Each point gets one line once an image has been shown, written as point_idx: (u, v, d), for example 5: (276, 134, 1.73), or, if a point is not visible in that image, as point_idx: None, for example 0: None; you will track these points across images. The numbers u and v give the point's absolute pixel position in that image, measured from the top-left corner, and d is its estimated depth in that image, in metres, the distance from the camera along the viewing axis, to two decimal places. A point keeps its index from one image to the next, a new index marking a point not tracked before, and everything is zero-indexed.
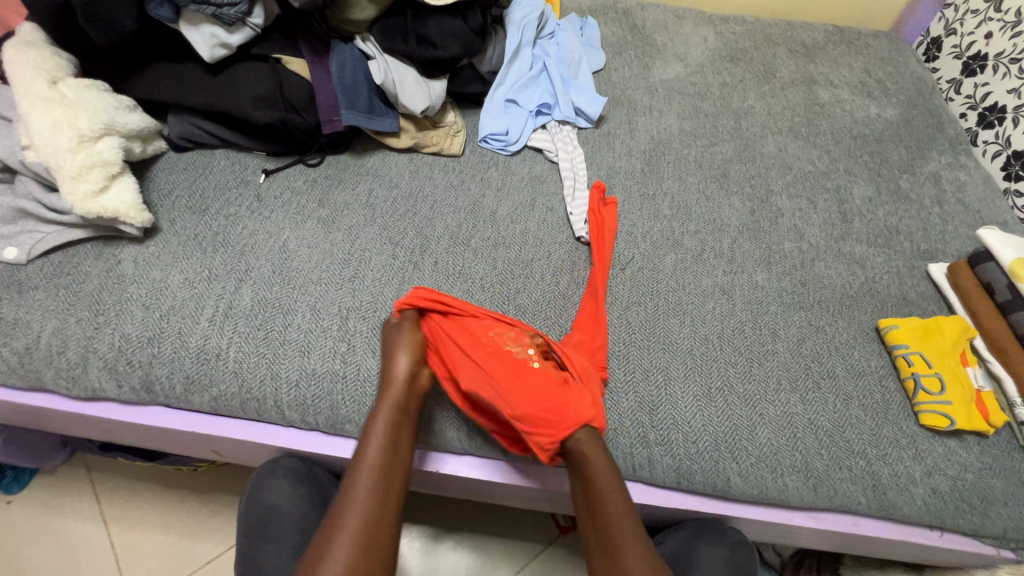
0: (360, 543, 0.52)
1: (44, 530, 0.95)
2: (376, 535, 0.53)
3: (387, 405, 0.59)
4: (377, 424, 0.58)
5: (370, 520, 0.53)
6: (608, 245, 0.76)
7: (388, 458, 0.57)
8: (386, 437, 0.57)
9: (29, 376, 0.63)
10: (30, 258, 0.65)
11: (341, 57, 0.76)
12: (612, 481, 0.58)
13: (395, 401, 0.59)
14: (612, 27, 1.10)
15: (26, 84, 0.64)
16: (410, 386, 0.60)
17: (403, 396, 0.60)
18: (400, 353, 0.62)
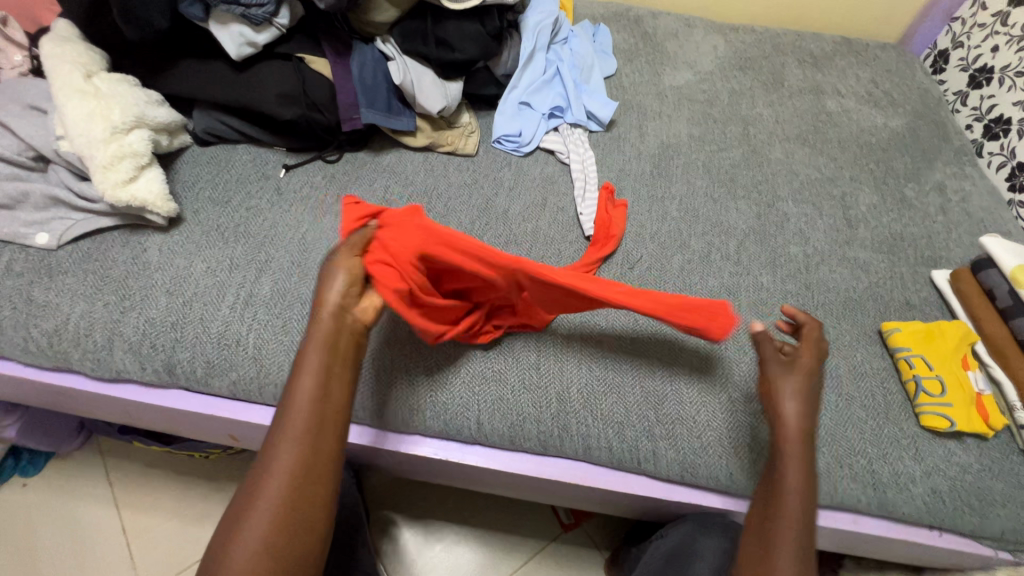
0: (287, 503, 0.45)
1: (58, 512, 0.98)
2: (303, 493, 0.45)
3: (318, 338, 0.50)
4: (307, 364, 0.49)
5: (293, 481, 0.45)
6: (613, 244, 0.78)
7: (313, 407, 0.48)
8: (314, 380, 0.49)
9: (56, 357, 0.65)
10: (60, 244, 0.68)
11: (362, 58, 0.79)
12: (796, 467, 0.55)
13: (325, 337, 0.50)
14: (624, 34, 1.12)
15: (62, 77, 0.67)
16: (357, 317, 0.52)
17: (335, 325, 0.51)
18: (337, 276, 0.52)
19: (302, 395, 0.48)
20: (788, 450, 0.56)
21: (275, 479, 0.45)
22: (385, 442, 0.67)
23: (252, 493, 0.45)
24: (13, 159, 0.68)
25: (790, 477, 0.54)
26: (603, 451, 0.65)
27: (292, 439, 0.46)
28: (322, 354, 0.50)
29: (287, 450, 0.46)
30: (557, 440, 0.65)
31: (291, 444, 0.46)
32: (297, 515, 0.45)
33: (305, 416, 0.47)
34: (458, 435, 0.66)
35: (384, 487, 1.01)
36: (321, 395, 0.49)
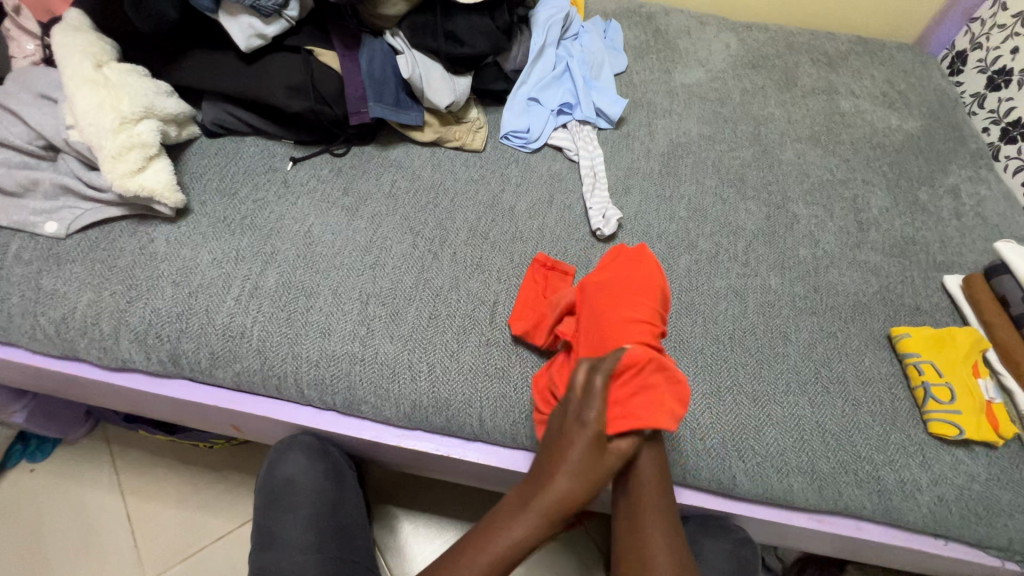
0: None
1: (66, 498, 0.99)
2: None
3: (553, 487, 0.58)
4: (536, 505, 0.59)
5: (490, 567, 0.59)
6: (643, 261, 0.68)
7: (530, 543, 0.59)
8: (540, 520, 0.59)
9: (63, 345, 0.66)
10: (68, 233, 0.68)
11: (371, 51, 0.78)
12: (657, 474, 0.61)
13: (547, 500, 0.58)
14: (635, 30, 1.11)
15: (72, 66, 0.67)
16: (583, 488, 0.58)
17: (562, 486, 0.58)
18: (572, 452, 0.58)
19: (520, 526, 0.59)
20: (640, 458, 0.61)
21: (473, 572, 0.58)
22: (387, 436, 0.68)
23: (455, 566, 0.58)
24: (24, 148, 0.69)
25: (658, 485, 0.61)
26: None
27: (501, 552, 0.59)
28: (551, 501, 0.58)
29: (497, 554, 0.59)
30: None
31: (505, 549, 0.59)
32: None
33: (519, 537, 0.59)
34: (460, 431, 0.66)
35: (385, 481, 1.01)
36: (534, 536, 0.59)
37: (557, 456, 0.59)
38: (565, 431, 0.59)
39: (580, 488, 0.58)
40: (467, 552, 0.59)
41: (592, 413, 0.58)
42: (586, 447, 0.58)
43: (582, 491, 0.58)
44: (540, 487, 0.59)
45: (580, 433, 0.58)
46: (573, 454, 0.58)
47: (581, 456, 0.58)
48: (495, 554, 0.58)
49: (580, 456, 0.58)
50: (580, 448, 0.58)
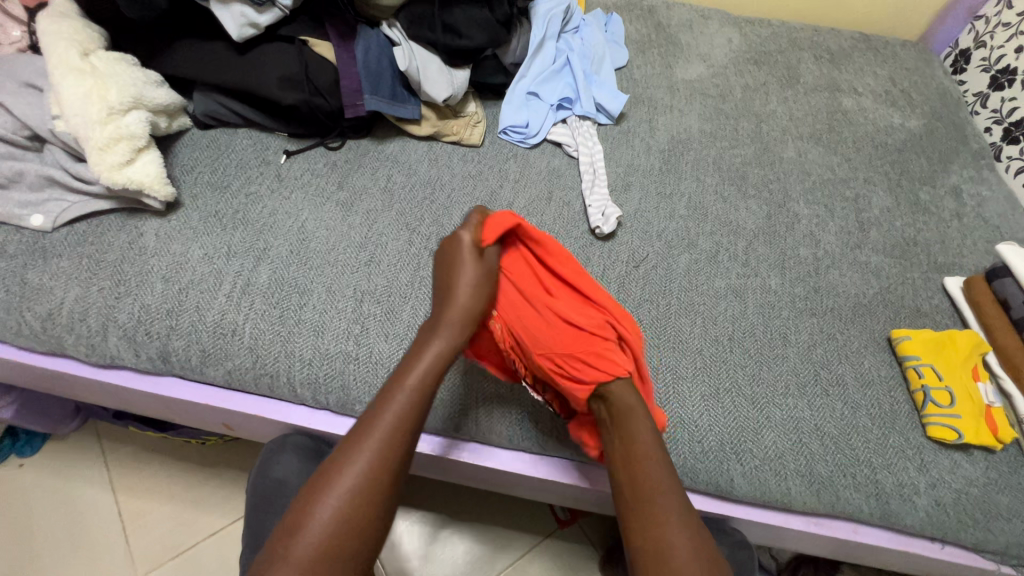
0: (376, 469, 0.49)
1: (56, 494, 0.98)
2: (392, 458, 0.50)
3: (453, 304, 0.57)
4: (444, 322, 0.56)
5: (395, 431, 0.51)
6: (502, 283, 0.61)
7: (441, 366, 0.55)
8: (443, 350, 0.55)
9: (50, 341, 0.64)
10: (55, 227, 0.67)
11: (367, 42, 0.77)
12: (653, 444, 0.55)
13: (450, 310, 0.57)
14: (636, 24, 1.09)
15: (59, 54, 0.65)
16: (485, 288, 0.58)
17: (466, 292, 0.57)
18: (463, 279, 0.57)
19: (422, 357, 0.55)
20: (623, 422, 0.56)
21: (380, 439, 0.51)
22: None
23: (361, 438, 0.50)
24: (8, 138, 0.67)
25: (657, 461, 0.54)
26: None
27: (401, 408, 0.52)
28: (456, 315, 0.56)
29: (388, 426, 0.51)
30: (556, 439, 0.65)
31: (397, 419, 0.52)
32: (383, 489, 0.50)
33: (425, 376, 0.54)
34: (455, 432, 0.65)
35: None
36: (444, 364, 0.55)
37: (449, 272, 0.58)
38: (445, 258, 0.59)
39: (480, 291, 0.57)
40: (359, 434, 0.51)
41: (469, 231, 0.59)
42: (472, 260, 0.58)
43: (484, 292, 0.58)
44: (444, 305, 0.57)
45: (463, 249, 0.58)
46: (464, 272, 0.57)
47: (475, 272, 0.58)
48: (402, 403, 0.52)
49: (473, 262, 0.58)
50: (470, 257, 0.58)
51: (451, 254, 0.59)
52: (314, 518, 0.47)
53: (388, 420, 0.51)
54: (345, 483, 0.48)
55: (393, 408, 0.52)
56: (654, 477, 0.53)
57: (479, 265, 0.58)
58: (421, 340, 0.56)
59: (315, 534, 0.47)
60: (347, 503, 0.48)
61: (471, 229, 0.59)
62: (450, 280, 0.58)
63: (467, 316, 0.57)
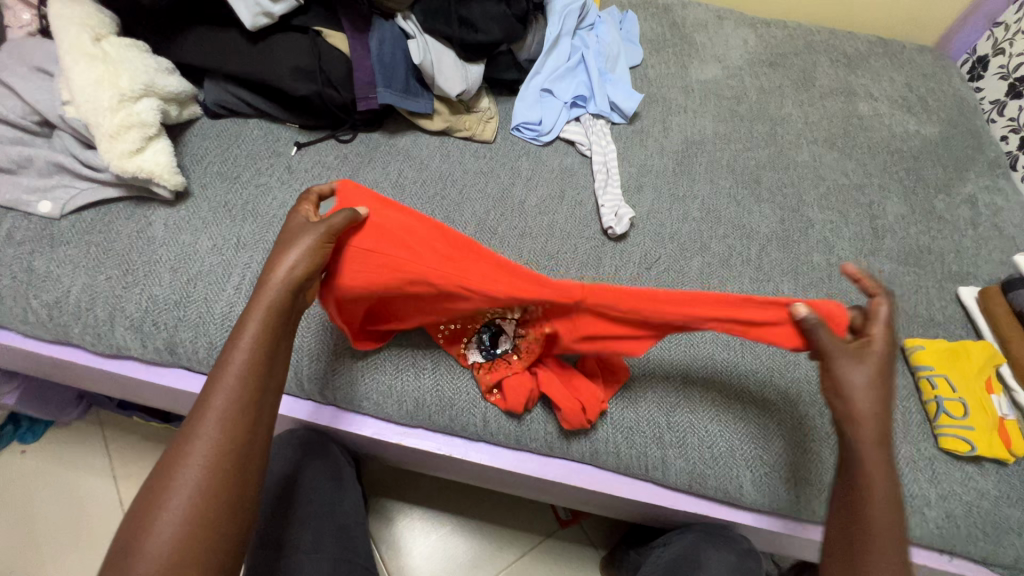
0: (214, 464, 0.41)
1: (57, 481, 0.97)
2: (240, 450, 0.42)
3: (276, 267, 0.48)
4: (267, 287, 0.47)
5: (234, 418, 0.42)
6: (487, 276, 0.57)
7: (272, 331, 0.46)
8: (269, 316, 0.46)
9: (56, 330, 0.63)
10: (63, 214, 0.66)
11: (381, 34, 0.76)
12: (873, 447, 0.47)
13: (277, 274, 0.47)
14: (651, 23, 1.08)
15: (70, 38, 0.64)
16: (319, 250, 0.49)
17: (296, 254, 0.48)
18: (292, 248, 0.48)
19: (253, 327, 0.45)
20: (851, 389, 0.48)
21: (209, 438, 0.41)
22: (388, 434, 0.66)
23: (190, 441, 0.41)
24: (18, 123, 0.66)
25: (873, 469, 0.47)
26: (611, 455, 0.64)
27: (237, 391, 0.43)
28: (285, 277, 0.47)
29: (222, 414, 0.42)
30: (566, 442, 0.64)
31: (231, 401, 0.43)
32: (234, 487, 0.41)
33: (257, 352, 0.45)
34: (463, 431, 0.64)
35: (381, 473, 1.00)
36: (281, 332, 0.46)
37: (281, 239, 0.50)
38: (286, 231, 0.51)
39: (315, 260, 0.48)
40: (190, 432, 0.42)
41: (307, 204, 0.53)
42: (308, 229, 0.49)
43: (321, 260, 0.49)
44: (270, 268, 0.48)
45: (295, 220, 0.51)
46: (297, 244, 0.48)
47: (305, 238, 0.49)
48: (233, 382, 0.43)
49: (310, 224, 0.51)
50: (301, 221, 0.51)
51: (288, 228, 0.50)
52: (149, 541, 0.38)
53: (222, 403, 0.42)
54: (175, 500, 0.39)
55: (229, 388, 0.43)
56: (877, 495, 0.46)
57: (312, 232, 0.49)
58: (240, 317, 0.46)
59: (153, 560, 0.38)
60: (190, 519, 0.39)
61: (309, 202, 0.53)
62: (277, 249, 0.48)
63: (296, 278, 0.47)
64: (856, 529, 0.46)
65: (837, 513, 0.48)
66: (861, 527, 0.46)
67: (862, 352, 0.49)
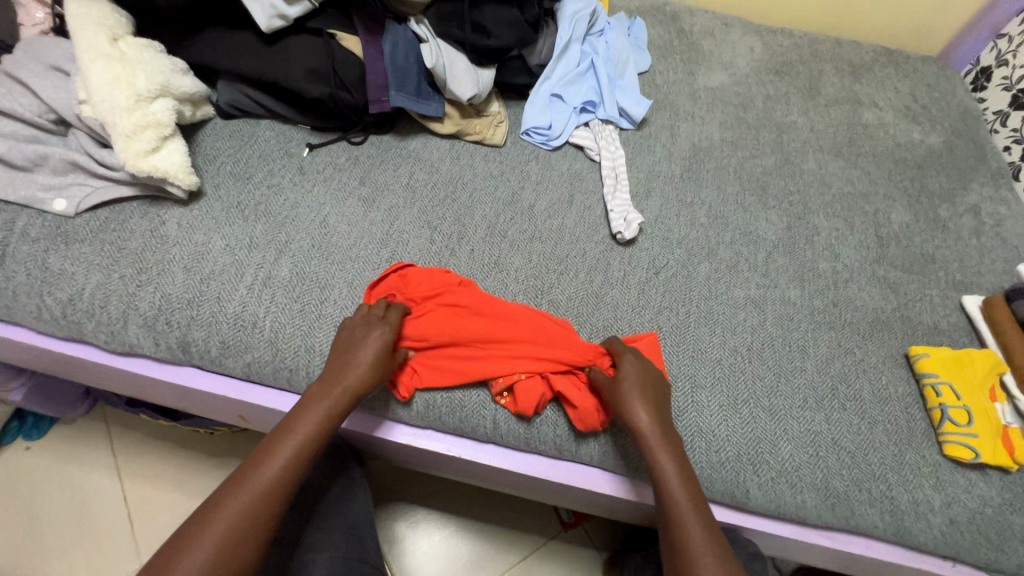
0: (232, 542, 0.48)
1: (62, 478, 0.97)
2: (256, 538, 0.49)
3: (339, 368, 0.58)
4: (331, 393, 0.56)
5: (262, 505, 0.50)
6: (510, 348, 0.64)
7: (320, 436, 0.55)
8: (322, 422, 0.55)
9: (69, 327, 0.64)
10: (77, 212, 0.66)
11: (394, 38, 0.76)
12: (679, 469, 0.56)
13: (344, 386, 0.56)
14: (658, 29, 1.09)
15: (87, 38, 0.65)
16: (372, 360, 0.58)
17: (361, 373, 0.57)
18: (356, 346, 0.59)
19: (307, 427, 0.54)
20: (628, 407, 0.58)
21: (240, 512, 0.49)
22: (397, 435, 0.66)
23: (223, 509, 0.49)
24: (34, 121, 0.66)
25: (691, 492, 0.55)
26: (620, 459, 0.64)
27: (274, 482, 0.51)
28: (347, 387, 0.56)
29: (254, 496, 0.50)
30: (574, 444, 0.64)
31: (265, 490, 0.51)
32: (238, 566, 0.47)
33: (310, 436, 0.54)
34: (472, 433, 0.65)
35: (385, 473, 1.01)
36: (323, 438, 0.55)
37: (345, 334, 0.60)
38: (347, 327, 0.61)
39: (376, 375, 0.58)
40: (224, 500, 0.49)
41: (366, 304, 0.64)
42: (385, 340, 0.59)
43: (382, 373, 0.58)
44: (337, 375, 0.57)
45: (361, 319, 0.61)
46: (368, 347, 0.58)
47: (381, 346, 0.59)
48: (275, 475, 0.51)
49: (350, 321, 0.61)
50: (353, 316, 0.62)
51: (352, 324, 0.61)
52: None
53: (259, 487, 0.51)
54: (209, 542, 0.47)
55: (270, 474, 0.51)
56: (686, 517, 0.53)
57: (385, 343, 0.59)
58: (299, 408, 0.56)
59: None
60: None
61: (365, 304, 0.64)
62: (345, 356, 0.58)
63: (356, 394, 0.57)
64: (680, 554, 0.52)
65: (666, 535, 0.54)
66: (684, 552, 0.52)
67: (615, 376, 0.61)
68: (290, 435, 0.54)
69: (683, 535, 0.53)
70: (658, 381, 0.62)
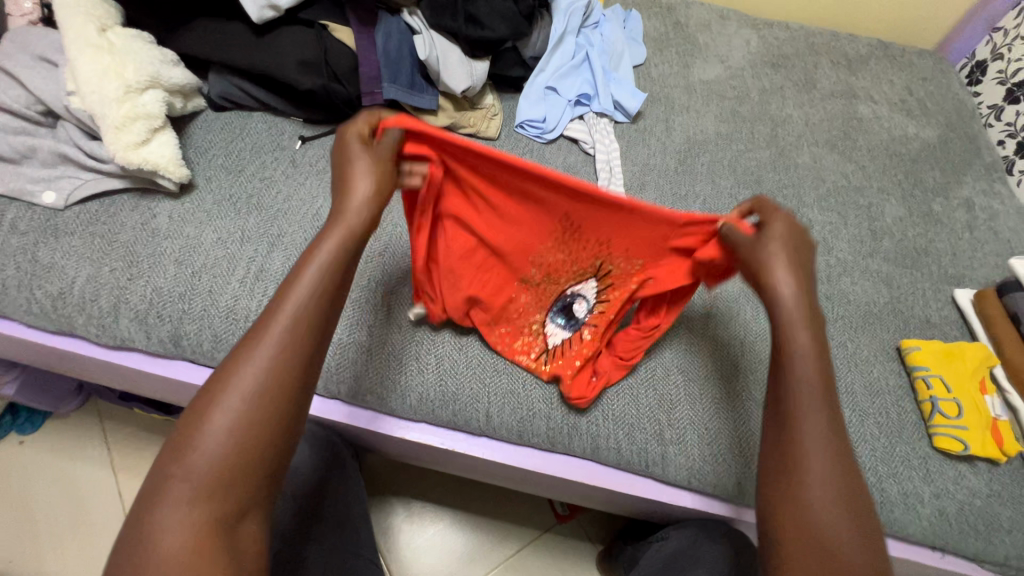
0: (239, 438, 0.38)
1: (56, 472, 0.97)
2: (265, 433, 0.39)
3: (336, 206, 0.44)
4: (338, 212, 0.44)
5: (268, 388, 0.39)
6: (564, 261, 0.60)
7: (329, 292, 0.43)
8: (330, 274, 0.43)
9: (59, 321, 0.63)
10: (67, 205, 0.66)
11: (387, 29, 0.76)
12: (805, 371, 0.44)
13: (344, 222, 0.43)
14: (654, 22, 1.08)
15: (75, 29, 0.64)
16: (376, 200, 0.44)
17: (363, 208, 0.44)
18: (357, 174, 0.44)
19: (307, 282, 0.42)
20: (766, 264, 0.45)
21: (243, 398, 0.39)
22: (391, 428, 0.66)
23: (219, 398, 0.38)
24: (21, 113, 0.66)
25: (807, 394, 0.43)
26: (612, 452, 0.64)
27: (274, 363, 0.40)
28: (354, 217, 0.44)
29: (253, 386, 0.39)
30: (567, 437, 0.64)
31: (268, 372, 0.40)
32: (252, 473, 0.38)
33: (313, 308, 0.42)
34: (466, 426, 0.65)
35: (381, 466, 1.01)
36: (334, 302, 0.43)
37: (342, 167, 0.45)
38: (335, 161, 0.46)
39: (382, 184, 0.45)
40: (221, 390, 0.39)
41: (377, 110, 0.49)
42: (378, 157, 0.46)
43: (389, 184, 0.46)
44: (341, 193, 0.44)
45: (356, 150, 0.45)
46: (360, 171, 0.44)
47: (370, 168, 0.45)
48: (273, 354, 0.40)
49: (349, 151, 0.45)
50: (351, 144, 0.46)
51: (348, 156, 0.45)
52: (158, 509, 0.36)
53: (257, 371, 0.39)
54: (180, 489, 0.36)
55: (268, 349, 0.40)
56: (802, 424, 0.43)
57: (379, 174, 0.45)
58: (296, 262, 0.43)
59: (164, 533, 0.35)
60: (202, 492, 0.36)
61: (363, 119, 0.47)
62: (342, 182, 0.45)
63: (369, 208, 0.44)
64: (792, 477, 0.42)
65: (771, 444, 0.45)
66: (793, 475, 0.42)
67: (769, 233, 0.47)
68: (270, 334, 0.40)
69: (791, 450, 0.43)
70: (806, 252, 0.47)
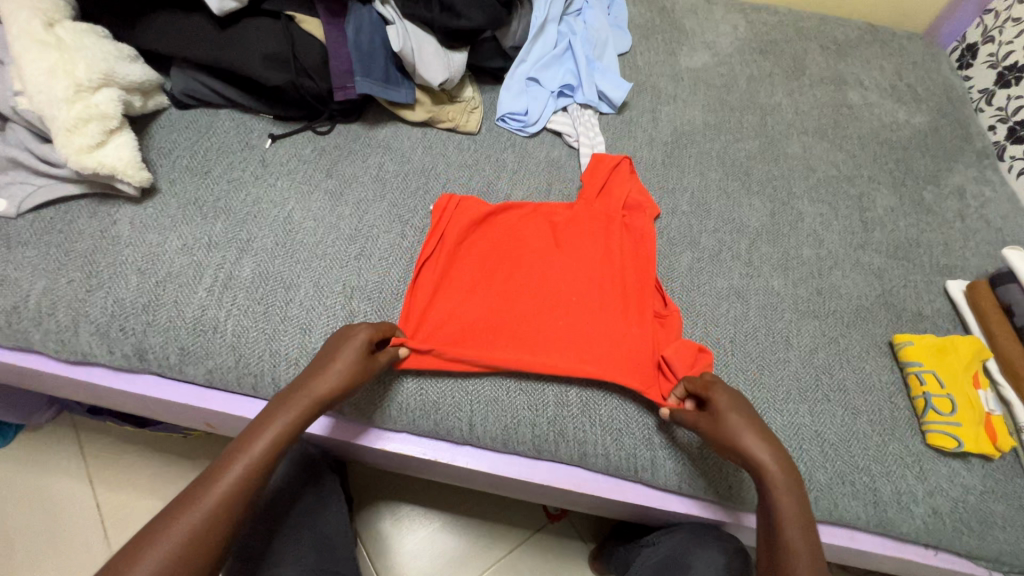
0: (195, 538, 0.45)
1: (31, 487, 0.94)
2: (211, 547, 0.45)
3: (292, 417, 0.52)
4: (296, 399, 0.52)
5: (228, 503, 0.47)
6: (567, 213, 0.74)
7: (286, 439, 0.51)
8: (283, 431, 0.51)
9: (16, 337, 0.60)
10: (20, 212, 0.62)
11: (358, 20, 0.71)
12: (754, 427, 0.54)
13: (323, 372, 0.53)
14: (639, 8, 1.05)
15: (20, 24, 0.60)
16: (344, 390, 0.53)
17: (319, 404, 0.52)
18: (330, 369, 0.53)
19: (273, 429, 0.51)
20: (741, 445, 0.53)
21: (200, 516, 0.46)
22: (371, 440, 0.64)
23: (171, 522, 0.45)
24: None
25: (784, 490, 0.52)
26: (600, 458, 0.62)
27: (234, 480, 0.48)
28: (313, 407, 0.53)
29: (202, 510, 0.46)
30: (553, 444, 0.62)
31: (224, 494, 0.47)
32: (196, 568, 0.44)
33: (264, 450, 0.50)
34: (448, 435, 0.63)
35: (367, 471, 0.99)
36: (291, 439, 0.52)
37: (304, 382, 0.53)
38: (329, 347, 0.56)
39: (354, 377, 0.53)
40: (177, 510, 0.46)
41: (367, 330, 0.56)
42: (353, 354, 0.54)
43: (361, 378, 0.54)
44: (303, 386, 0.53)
45: (350, 347, 0.54)
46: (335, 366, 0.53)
47: (346, 364, 0.53)
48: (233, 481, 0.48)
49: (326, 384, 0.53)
50: (336, 365, 0.53)
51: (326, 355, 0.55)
52: None
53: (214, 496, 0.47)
54: None
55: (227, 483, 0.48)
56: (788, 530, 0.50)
57: (368, 362, 0.55)
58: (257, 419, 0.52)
59: None
60: None
61: (369, 329, 0.56)
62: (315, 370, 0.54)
63: (329, 399, 0.53)
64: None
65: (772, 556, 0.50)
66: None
67: (717, 410, 0.56)
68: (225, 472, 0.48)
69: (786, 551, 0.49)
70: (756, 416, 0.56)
